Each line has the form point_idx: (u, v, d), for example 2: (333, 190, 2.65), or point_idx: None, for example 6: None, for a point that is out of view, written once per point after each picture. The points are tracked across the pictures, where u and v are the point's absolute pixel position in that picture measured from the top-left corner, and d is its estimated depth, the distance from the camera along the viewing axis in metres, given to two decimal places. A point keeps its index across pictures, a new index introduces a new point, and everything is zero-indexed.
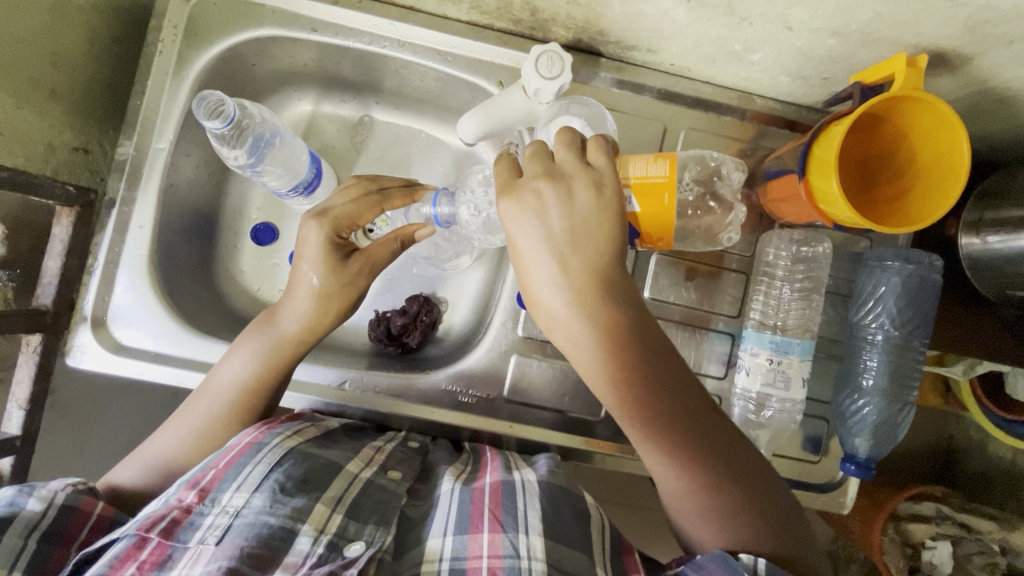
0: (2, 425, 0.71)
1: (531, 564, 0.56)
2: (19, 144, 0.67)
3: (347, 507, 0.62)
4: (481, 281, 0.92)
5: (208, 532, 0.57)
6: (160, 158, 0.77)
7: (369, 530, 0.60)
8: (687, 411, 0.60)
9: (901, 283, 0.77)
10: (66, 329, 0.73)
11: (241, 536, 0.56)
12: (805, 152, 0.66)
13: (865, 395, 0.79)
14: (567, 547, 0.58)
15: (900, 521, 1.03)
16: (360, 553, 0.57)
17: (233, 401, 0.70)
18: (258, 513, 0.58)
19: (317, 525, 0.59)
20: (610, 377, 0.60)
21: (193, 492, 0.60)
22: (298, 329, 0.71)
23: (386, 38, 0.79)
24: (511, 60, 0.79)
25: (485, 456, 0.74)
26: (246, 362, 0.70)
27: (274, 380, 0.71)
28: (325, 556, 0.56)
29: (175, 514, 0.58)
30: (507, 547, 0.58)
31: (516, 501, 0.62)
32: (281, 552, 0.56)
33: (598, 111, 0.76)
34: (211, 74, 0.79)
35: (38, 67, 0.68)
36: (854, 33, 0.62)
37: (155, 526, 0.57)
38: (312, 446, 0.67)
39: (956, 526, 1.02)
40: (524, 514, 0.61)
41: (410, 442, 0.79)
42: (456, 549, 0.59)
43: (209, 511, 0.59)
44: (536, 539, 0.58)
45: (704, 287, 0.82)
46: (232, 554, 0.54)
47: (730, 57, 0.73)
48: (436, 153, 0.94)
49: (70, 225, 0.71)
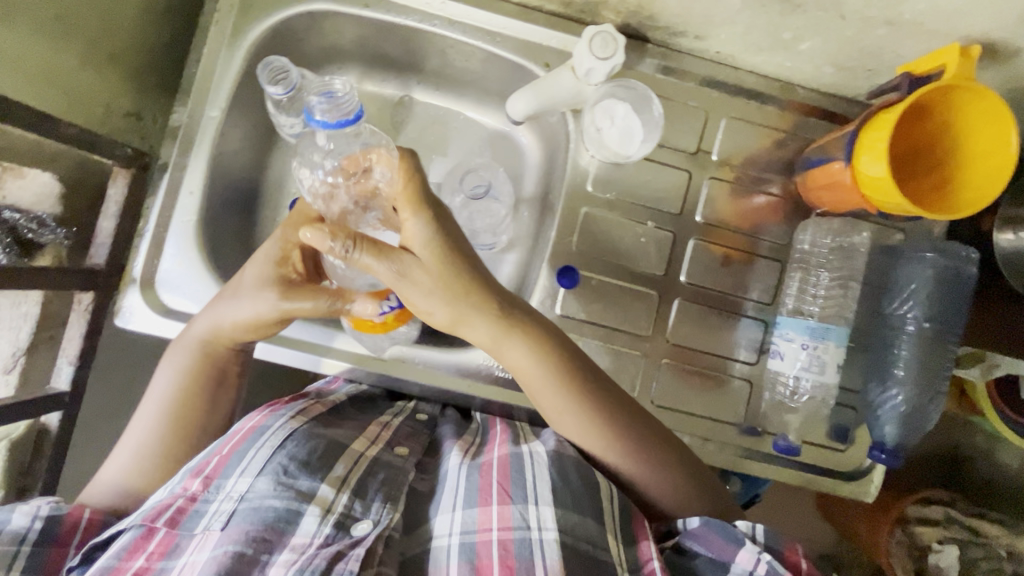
0: (52, 380, 0.72)
1: (541, 533, 0.58)
2: (81, 105, 0.69)
3: (351, 487, 0.62)
4: (515, 263, 0.92)
5: (213, 518, 0.59)
6: (212, 126, 0.78)
7: (375, 509, 0.61)
8: (615, 401, 0.68)
9: (935, 276, 0.78)
10: (116, 291, 0.75)
11: (247, 520, 0.57)
12: (853, 140, 0.68)
13: (897, 384, 0.80)
14: (576, 513, 0.60)
15: (909, 524, 1.07)
16: (368, 532, 0.58)
17: (179, 403, 0.71)
18: (263, 496, 0.59)
19: (323, 506, 0.59)
20: (552, 381, 0.67)
21: (197, 481, 0.62)
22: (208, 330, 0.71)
23: (437, 17, 0.81)
24: (559, 42, 0.81)
25: (493, 427, 0.75)
26: (170, 372, 0.72)
27: (202, 380, 0.72)
28: (333, 536, 0.57)
29: (180, 503, 0.61)
30: (518, 519, 0.59)
31: (524, 474, 0.63)
32: (287, 533, 0.57)
33: (644, 93, 0.81)
34: (263, 47, 0.80)
35: (101, 30, 0.69)
36: (907, 22, 0.64)
37: (160, 516, 0.60)
38: (317, 425, 0.67)
39: (964, 530, 1.04)
40: (534, 485, 0.62)
41: (421, 415, 0.79)
42: (466, 523, 0.60)
43: (214, 497, 0.61)
44: (546, 509, 0.60)
45: (737, 274, 0.84)
46: (239, 539, 0.56)
47: (778, 46, 0.74)
48: (474, 135, 0.95)
49: (125, 185, 0.74)
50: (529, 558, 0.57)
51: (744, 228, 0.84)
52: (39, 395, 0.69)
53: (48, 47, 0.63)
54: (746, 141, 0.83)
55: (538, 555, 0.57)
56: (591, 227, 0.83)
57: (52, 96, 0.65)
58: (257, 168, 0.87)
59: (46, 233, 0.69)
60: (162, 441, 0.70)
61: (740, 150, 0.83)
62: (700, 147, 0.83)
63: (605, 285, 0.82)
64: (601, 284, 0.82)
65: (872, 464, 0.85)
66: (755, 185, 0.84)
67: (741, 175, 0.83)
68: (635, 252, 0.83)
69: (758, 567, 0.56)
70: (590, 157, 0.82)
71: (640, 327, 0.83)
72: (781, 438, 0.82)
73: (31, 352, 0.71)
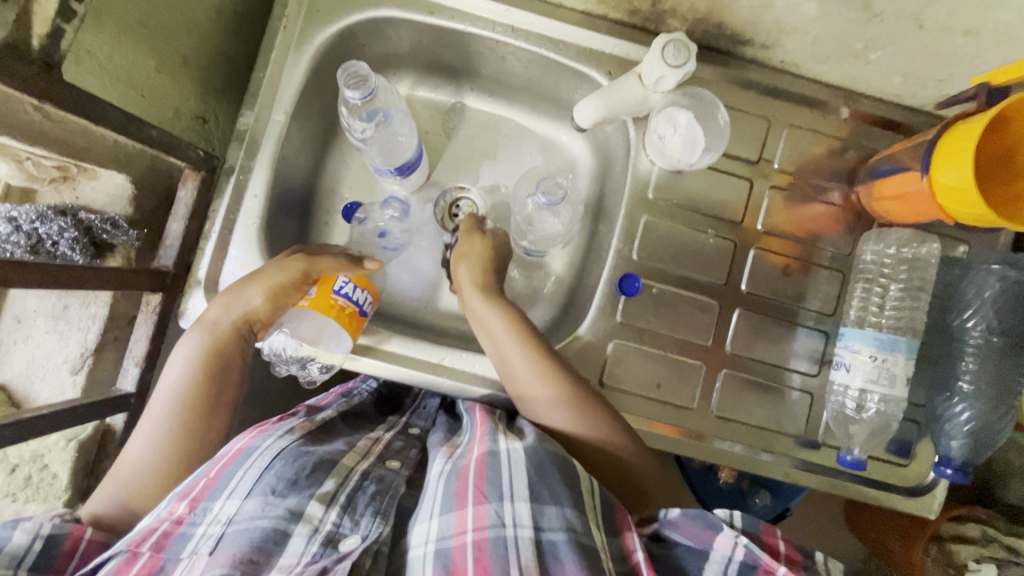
0: (117, 381, 0.72)
1: (517, 531, 0.54)
2: (154, 108, 0.69)
3: (340, 504, 0.58)
4: (567, 272, 0.91)
5: (200, 542, 0.56)
6: (276, 129, 0.78)
7: (365, 522, 0.57)
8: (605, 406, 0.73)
9: (1002, 290, 0.77)
10: (181, 292, 0.75)
11: (235, 543, 0.54)
12: (930, 149, 0.68)
13: (964, 399, 0.78)
14: (554, 505, 0.56)
15: (944, 542, 1.04)
16: (354, 547, 0.55)
17: (187, 392, 0.68)
18: (249, 518, 0.56)
19: (311, 525, 0.56)
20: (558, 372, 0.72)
21: (183, 503, 0.58)
22: (231, 321, 0.70)
23: (500, 24, 0.81)
24: (622, 50, 0.81)
25: (473, 416, 0.71)
26: (188, 362, 0.69)
27: (219, 376, 0.69)
28: (319, 555, 0.54)
29: (166, 526, 0.56)
30: (492, 517, 0.55)
31: (504, 480, 0.57)
32: (275, 555, 0.54)
33: (711, 102, 0.80)
34: (327, 52, 0.81)
35: (176, 34, 0.70)
36: (988, 32, 0.64)
37: (146, 540, 0.55)
38: (305, 444, 0.64)
39: (1002, 549, 1.02)
40: (509, 481, 0.57)
41: (412, 429, 0.77)
42: (441, 529, 0.55)
43: (200, 520, 0.57)
44: (522, 504, 0.55)
45: (797, 283, 0.83)
46: (226, 561, 0.52)
47: (848, 55, 0.74)
48: (525, 141, 0.94)
49: (194, 188, 0.73)
50: (505, 557, 0.52)
51: (803, 237, 0.83)
52: (108, 396, 0.69)
53: (129, 50, 0.64)
54: (807, 150, 0.82)
55: (513, 552, 0.53)
56: (651, 235, 0.82)
57: (130, 98, 0.65)
58: (314, 172, 0.87)
59: (119, 234, 0.68)
60: (170, 445, 0.66)
61: (801, 159, 0.82)
62: (762, 156, 0.82)
63: (664, 293, 0.82)
64: (661, 292, 0.82)
65: (935, 480, 0.83)
66: (815, 194, 0.83)
67: (801, 183, 0.83)
68: (696, 260, 0.82)
69: (736, 551, 0.55)
70: (650, 164, 0.82)
71: (700, 336, 0.82)
72: (848, 451, 0.80)
73: (98, 354, 0.71)
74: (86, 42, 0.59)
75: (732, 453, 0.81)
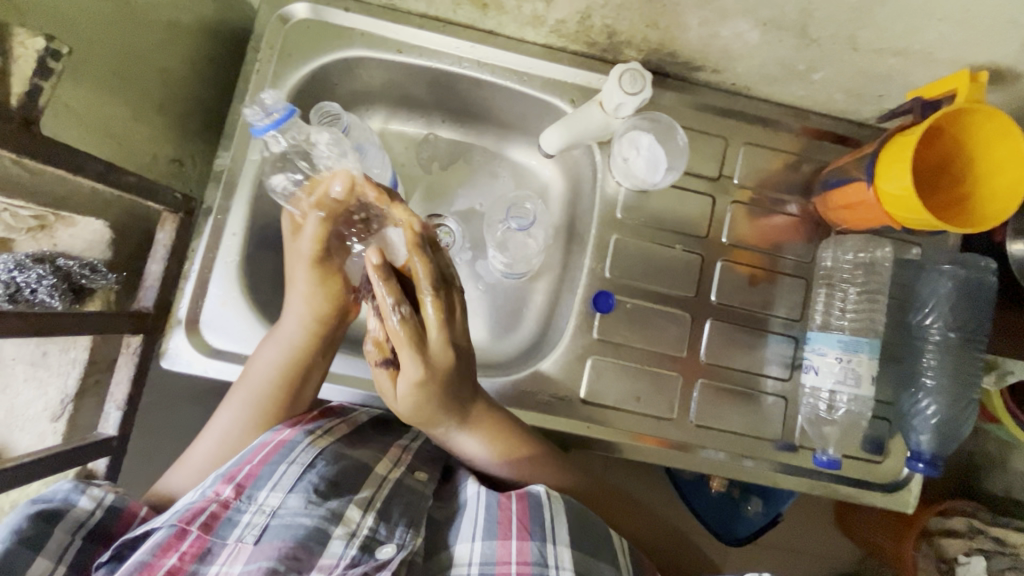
0: (99, 426, 0.72)
1: (558, 571, 0.58)
2: (130, 153, 0.71)
3: (377, 509, 0.62)
4: (544, 292, 0.93)
5: (246, 530, 0.59)
6: (251, 169, 0.80)
7: (399, 534, 0.60)
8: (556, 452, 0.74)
9: (954, 288, 0.81)
10: (162, 333, 0.75)
11: (279, 536, 0.58)
12: (874, 159, 0.73)
13: (928, 394, 0.82)
14: (593, 558, 0.60)
15: (932, 537, 1.08)
16: (392, 556, 0.58)
17: (268, 401, 0.72)
18: (294, 514, 0.59)
19: (349, 528, 0.60)
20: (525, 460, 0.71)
21: (229, 486, 0.61)
22: (305, 332, 0.72)
23: (466, 60, 0.84)
24: (583, 80, 0.85)
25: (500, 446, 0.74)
26: (268, 365, 0.72)
27: (298, 373, 0.72)
28: (358, 558, 0.58)
29: (213, 508, 0.60)
30: (535, 555, 0.59)
31: (544, 512, 0.62)
32: (317, 552, 0.57)
33: (669, 124, 0.85)
34: (299, 93, 0.83)
35: (152, 83, 0.72)
36: (916, 53, 0.69)
37: (195, 519, 0.59)
38: (344, 446, 0.68)
39: (989, 540, 1.05)
40: (552, 525, 0.60)
41: (438, 431, 0.77)
42: (484, 555, 0.59)
43: (246, 508, 0.60)
44: (564, 549, 0.59)
45: (763, 292, 0.86)
46: (273, 555, 0.56)
47: (792, 76, 0.79)
48: (498, 168, 0.97)
49: (172, 230, 0.75)
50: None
51: (767, 247, 0.87)
52: (88, 441, 0.68)
53: (106, 100, 0.66)
54: (764, 165, 0.87)
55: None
56: (622, 253, 0.85)
57: (107, 146, 0.67)
58: None
59: (98, 278, 0.70)
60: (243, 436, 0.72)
61: (759, 174, 0.87)
62: (721, 173, 0.86)
63: (637, 308, 0.85)
64: (634, 307, 0.85)
65: (909, 475, 0.86)
66: (774, 206, 0.87)
67: (759, 197, 0.87)
68: (667, 274, 0.85)
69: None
70: (617, 185, 0.86)
71: (675, 348, 0.85)
72: (822, 452, 0.82)
73: (78, 399, 0.72)
74: (65, 95, 0.60)
75: (712, 460, 0.84)
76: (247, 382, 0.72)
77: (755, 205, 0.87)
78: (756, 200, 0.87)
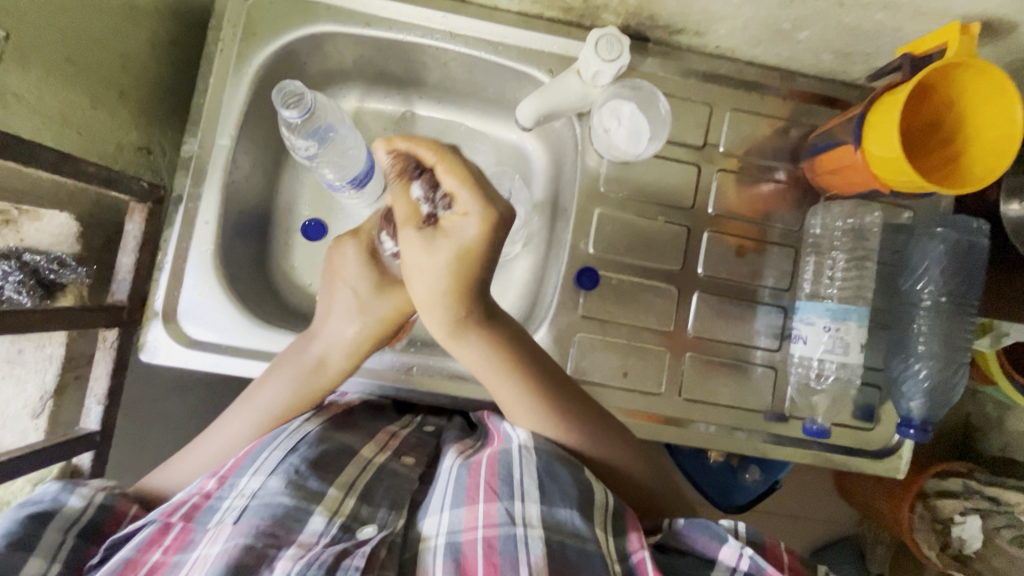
0: (81, 420, 0.73)
1: (527, 529, 0.56)
2: (92, 143, 0.69)
3: (359, 492, 0.62)
4: (529, 269, 0.91)
5: (226, 513, 0.58)
6: (222, 154, 0.78)
7: (381, 514, 0.61)
8: (587, 414, 0.70)
9: (947, 251, 0.79)
10: (139, 325, 0.75)
11: (258, 515, 0.56)
12: (861, 120, 0.70)
13: (919, 359, 0.80)
14: (563, 505, 0.58)
15: (928, 498, 1.07)
16: (372, 535, 0.57)
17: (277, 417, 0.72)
18: (272, 493, 0.58)
19: (331, 508, 0.59)
20: (553, 422, 0.68)
21: (213, 479, 0.62)
22: (344, 358, 0.72)
23: (438, 31, 0.81)
24: (561, 48, 0.82)
25: (488, 423, 0.75)
26: (281, 388, 0.71)
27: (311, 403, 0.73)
28: (339, 536, 0.56)
29: (196, 499, 0.61)
30: (502, 516, 0.57)
31: (513, 470, 0.61)
32: (295, 531, 0.56)
33: (651, 92, 0.82)
34: (267, 74, 0.80)
35: (109, 68, 0.69)
36: (904, 6, 0.66)
37: (177, 512, 0.59)
38: (328, 434, 0.68)
39: (984, 500, 1.05)
40: (520, 481, 0.60)
41: (426, 426, 0.79)
42: (452, 523, 0.58)
43: (227, 495, 0.60)
44: (532, 505, 0.58)
45: (751, 262, 0.84)
46: (250, 531, 0.55)
47: (778, 36, 0.76)
48: (479, 143, 0.93)
49: (142, 221, 0.73)
50: (515, 554, 0.54)
51: (755, 216, 0.84)
52: (72, 436, 0.69)
53: (58, 87, 0.63)
54: (750, 131, 0.84)
55: (522, 550, 0.55)
56: (605, 227, 0.83)
57: (65, 136, 0.65)
58: (269, 194, 0.86)
59: (67, 272, 0.69)
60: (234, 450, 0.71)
61: (744, 140, 0.84)
62: (707, 141, 0.84)
63: (623, 283, 0.83)
64: (620, 283, 0.83)
65: (899, 440, 0.86)
66: (761, 173, 0.85)
67: (744, 164, 0.84)
68: (653, 247, 0.84)
69: (740, 562, 0.58)
70: (599, 157, 0.83)
71: (661, 322, 0.83)
72: (812, 421, 0.82)
73: (59, 396, 0.72)
74: (12, 84, 0.58)
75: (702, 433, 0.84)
76: (253, 401, 0.72)
77: (749, 173, 0.84)
78: (744, 167, 0.84)
